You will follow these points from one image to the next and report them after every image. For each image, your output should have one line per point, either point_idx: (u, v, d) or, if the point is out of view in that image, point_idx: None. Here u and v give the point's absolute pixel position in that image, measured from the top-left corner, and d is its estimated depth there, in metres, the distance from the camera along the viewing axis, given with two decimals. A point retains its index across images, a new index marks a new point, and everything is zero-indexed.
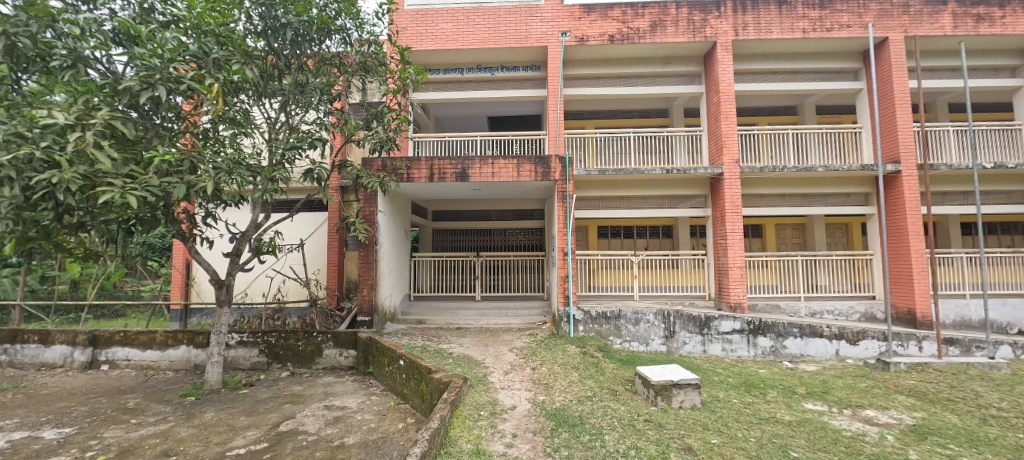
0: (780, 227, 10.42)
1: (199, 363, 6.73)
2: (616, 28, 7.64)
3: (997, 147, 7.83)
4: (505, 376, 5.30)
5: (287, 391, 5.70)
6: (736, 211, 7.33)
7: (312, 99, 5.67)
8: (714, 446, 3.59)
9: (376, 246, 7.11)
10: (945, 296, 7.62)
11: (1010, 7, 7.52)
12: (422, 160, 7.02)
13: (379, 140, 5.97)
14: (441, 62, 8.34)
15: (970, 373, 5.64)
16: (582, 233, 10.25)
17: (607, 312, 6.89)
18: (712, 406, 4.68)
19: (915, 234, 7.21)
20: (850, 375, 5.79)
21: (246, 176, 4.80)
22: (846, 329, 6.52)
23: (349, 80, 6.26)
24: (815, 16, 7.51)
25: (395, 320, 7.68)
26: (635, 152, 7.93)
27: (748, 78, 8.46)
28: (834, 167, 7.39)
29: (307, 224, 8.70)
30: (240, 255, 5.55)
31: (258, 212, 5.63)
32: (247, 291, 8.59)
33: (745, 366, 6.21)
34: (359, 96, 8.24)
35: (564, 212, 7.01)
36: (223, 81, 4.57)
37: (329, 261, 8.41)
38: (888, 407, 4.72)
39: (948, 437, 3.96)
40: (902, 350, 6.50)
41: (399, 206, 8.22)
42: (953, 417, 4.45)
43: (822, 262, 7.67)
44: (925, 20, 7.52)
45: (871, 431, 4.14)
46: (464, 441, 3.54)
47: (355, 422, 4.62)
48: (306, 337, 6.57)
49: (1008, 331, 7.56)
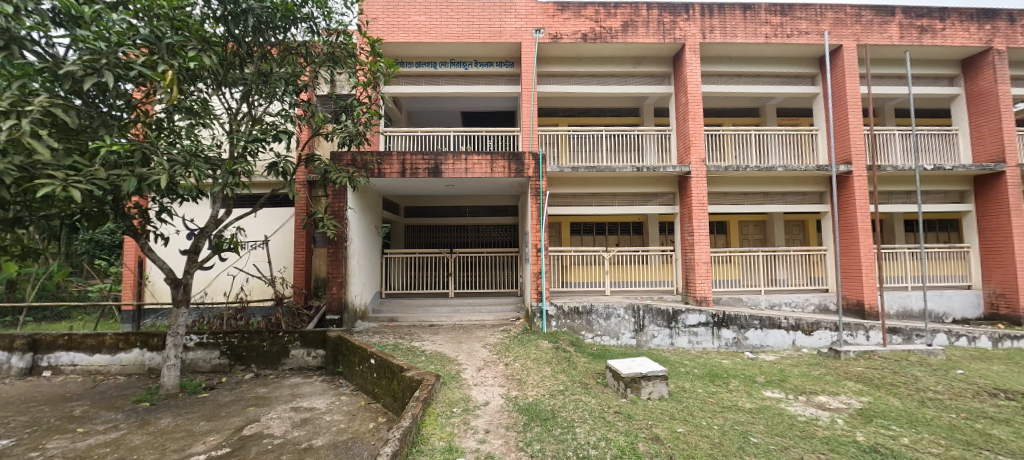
0: (743, 223, 10.88)
1: (154, 367, 6.36)
2: (589, 27, 7.72)
3: (935, 151, 8.46)
4: (478, 373, 5.28)
5: (251, 393, 5.46)
6: (702, 208, 7.59)
7: (277, 90, 5.43)
8: (680, 434, 3.72)
9: (346, 243, 6.93)
10: (890, 288, 8.18)
11: (948, 20, 8.13)
12: (393, 155, 6.86)
13: (348, 135, 5.82)
14: (413, 55, 8.19)
15: (909, 360, 6.09)
16: (556, 230, 10.33)
17: (578, 306, 7.00)
18: (679, 396, 4.84)
19: (864, 231, 7.68)
20: (805, 363, 6.12)
21: (204, 169, 4.57)
22: (802, 321, 6.89)
23: (316, 71, 6.09)
24: (776, 22, 7.85)
25: (366, 319, 7.52)
26: (607, 150, 8.07)
27: (715, 80, 8.76)
28: (793, 167, 7.77)
29: (272, 220, 8.36)
30: (198, 252, 5.27)
31: (218, 207, 5.34)
32: (208, 290, 8.19)
33: (710, 357, 6.44)
34: (327, 88, 7.99)
35: (537, 208, 7.05)
36: (179, 69, 4.31)
37: (296, 259, 8.11)
38: (838, 393, 5.03)
39: (891, 419, 4.26)
40: (851, 339, 6.91)
41: (370, 202, 8.04)
42: (895, 400, 4.79)
43: (781, 257, 8.06)
44: (875, 29, 8.00)
45: (823, 416, 4.40)
46: (436, 439, 3.51)
47: (324, 423, 4.49)
48: (271, 337, 6.34)
49: (945, 320, 8.18)
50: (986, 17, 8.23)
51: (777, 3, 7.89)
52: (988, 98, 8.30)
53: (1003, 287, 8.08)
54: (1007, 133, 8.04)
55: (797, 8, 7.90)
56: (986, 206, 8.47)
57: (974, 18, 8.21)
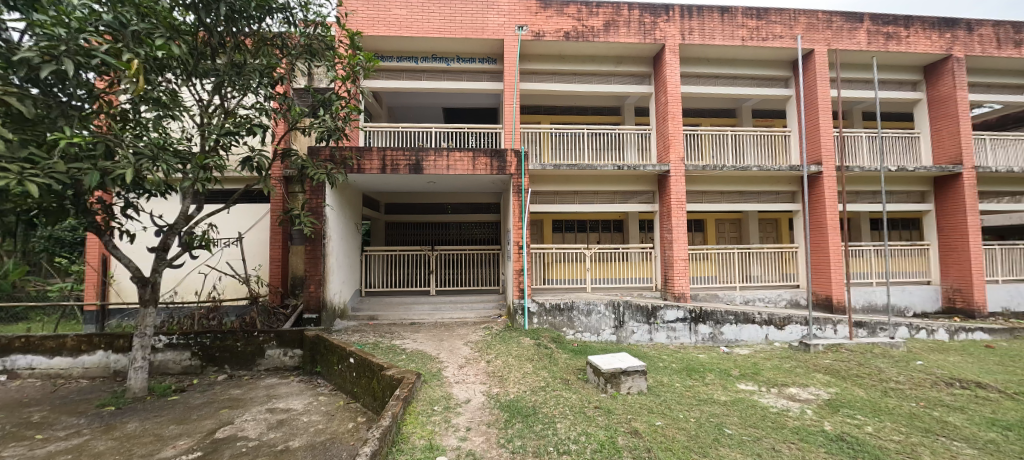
0: (720, 221, 11.17)
1: (120, 369, 6.10)
2: (571, 26, 7.76)
3: (899, 153, 8.87)
4: (459, 370, 5.26)
5: (224, 395, 5.29)
6: (681, 207, 7.76)
7: (251, 82, 5.24)
8: (658, 427, 3.80)
9: (325, 240, 6.79)
10: (857, 284, 8.53)
11: (911, 28, 8.52)
12: (373, 151, 6.74)
13: (327, 130, 5.68)
14: (394, 49, 8.06)
15: (874, 352, 6.38)
16: (538, 227, 10.35)
17: (560, 303, 7.05)
18: (658, 390, 4.94)
19: (833, 229, 7.99)
20: (777, 357, 6.34)
21: (174, 163, 4.36)
22: (775, 316, 7.12)
23: (292, 64, 5.91)
24: (752, 25, 8.06)
25: (346, 317, 7.38)
26: (589, 148, 8.14)
27: (694, 80, 8.93)
28: (767, 167, 8.01)
29: (245, 216, 8.10)
30: (167, 250, 5.05)
31: (189, 203, 5.11)
32: (178, 289, 7.89)
33: (687, 352, 6.59)
34: (304, 81, 7.80)
35: (519, 206, 7.06)
36: (145, 58, 4.09)
37: (272, 256, 7.89)
38: (808, 385, 5.23)
39: (856, 409, 4.46)
40: (820, 333, 7.17)
41: (349, 199, 7.88)
42: (861, 391, 5.00)
43: (755, 255, 8.31)
44: (845, 35, 8.31)
45: (794, 407, 4.56)
46: (416, 437, 3.47)
47: (301, 424, 4.39)
48: (246, 337, 6.15)
49: (906, 313, 8.60)
50: (946, 26, 8.66)
51: (753, 8, 8.11)
52: (948, 103, 8.75)
53: (960, 282, 8.54)
54: (964, 135, 8.54)
55: (772, 12, 8.14)
56: (945, 206, 8.91)
57: (935, 26, 8.62)
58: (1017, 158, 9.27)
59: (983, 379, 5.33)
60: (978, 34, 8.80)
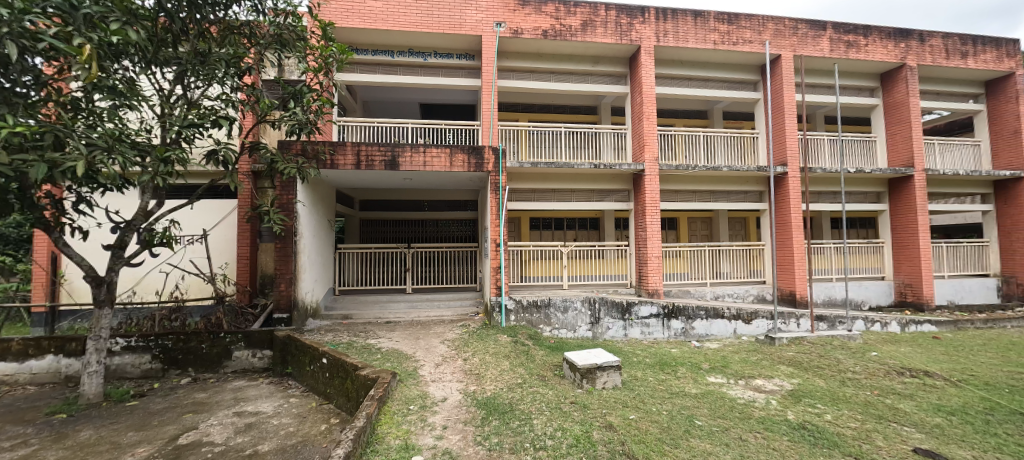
0: (692, 220, 11.50)
1: (72, 374, 5.74)
2: (549, 24, 7.80)
3: (857, 156, 9.37)
4: (436, 369, 5.21)
5: (188, 399, 5.05)
6: (655, 205, 7.95)
7: (216, 72, 4.99)
8: (632, 421, 3.88)
9: (296, 237, 6.58)
10: (819, 280, 8.96)
11: (870, 37, 9.00)
12: (348, 145, 6.57)
13: (297, 123, 5.51)
14: (369, 42, 7.88)
15: (833, 344, 6.74)
16: (515, 225, 10.37)
17: (537, 300, 7.09)
18: (632, 385, 5.05)
19: (797, 227, 8.37)
20: (744, 350, 6.59)
21: (131, 155, 4.11)
22: (742, 311, 7.41)
23: (261, 54, 5.67)
24: (723, 30, 8.32)
25: (318, 317, 7.19)
26: (567, 146, 8.21)
27: (668, 82, 9.14)
28: (736, 167, 8.30)
29: (211, 212, 7.76)
30: (125, 247, 4.76)
31: (148, 198, 4.83)
32: (136, 289, 7.48)
33: (660, 347, 6.75)
34: (274, 72, 7.55)
35: (496, 204, 7.06)
36: (99, 43, 3.82)
37: (239, 254, 7.59)
38: (773, 376, 5.46)
39: (817, 398, 4.69)
40: (785, 327, 7.50)
41: (322, 195, 7.66)
42: (821, 381, 5.26)
43: (725, 252, 8.59)
44: (810, 42, 8.69)
45: (760, 398, 4.75)
46: (391, 438, 3.42)
47: (271, 427, 4.25)
48: (212, 338, 5.90)
49: (862, 307, 9.10)
50: (900, 36, 9.19)
51: (724, 12, 8.38)
52: (902, 109, 9.29)
53: (910, 278, 9.11)
54: (915, 140, 9.11)
55: (742, 18, 8.44)
56: (898, 206, 9.46)
57: (892, 36, 9.13)
58: (961, 162, 9.98)
59: (930, 368, 5.72)
60: (930, 44, 9.37)
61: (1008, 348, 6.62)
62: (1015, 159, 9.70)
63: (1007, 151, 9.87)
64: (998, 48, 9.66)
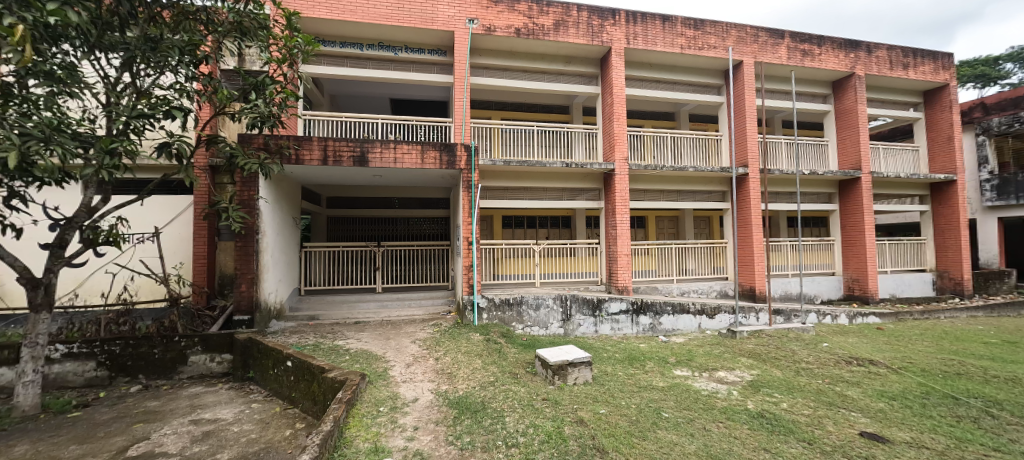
0: (660, 219, 11.88)
1: (5, 385, 5.25)
2: (522, 22, 7.82)
3: (811, 158, 9.93)
4: (407, 369, 5.12)
5: (138, 408, 4.74)
6: (624, 204, 8.14)
7: (169, 59, 4.67)
8: (602, 415, 3.96)
9: (258, 235, 6.30)
10: (776, 276, 9.47)
11: (823, 47, 9.57)
12: (314, 140, 6.35)
13: (259, 116, 5.28)
14: (336, 34, 7.64)
15: (788, 336, 7.13)
16: (489, 223, 10.36)
17: (509, 298, 7.10)
18: (602, 380, 5.16)
19: (756, 226, 8.80)
20: (708, 344, 6.86)
21: (71, 147, 3.78)
22: (706, 306, 7.72)
23: (219, 42, 5.37)
24: (690, 35, 8.62)
25: (283, 318, 6.93)
26: (539, 145, 8.28)
27: (638, 83, 9.36)
28: (701, 167, 8.62)
29: (163, 209, 7.30)
30: (65, 247, 4.39)
31: (91, 193, 4.46)
32: (79, 291, 6.96)
33: (629, 342, 6.93)
34: (233, 62, 7.22)
35: (468, 201, 7.04)
36: (32, 23, 3.47)
37: (196, 254, 7.19)
38: (734, 368, 5.72)
39: (774, 388, 4.95)
40: (746, 321, 7.86)
41: (286, 192, 7.35)
42: (778, 371, 5.56)
43: (690, 250, 8.92)
44: (769, 49, 9.14)
45: (722, 389, 4.96)
46: (361, 440, 3.34)
47: (231, 434, 4.05)
48: (165, 343, 5.57)
49: (815, 300, 9.70)
50: (850, 47, 9.81)
51: (690, 18, 8.68)
52: (851, 115, 9.93)
53: (857, 273, 9.77)
54: (862, 144, 9.76)
55: (707, 24, 8.78)
56: (847, 206, 10.11)
57: (842, 47, 9.74)
58: (903, 165, 10.78)
59: (874, 356, 6.16)
60: (876, 55, 10.05)
61: (940, 336, 7.24)
62: (948, 164, 10.60)
63: (941, 157, 10.77)
64: (935, 61, 10.50)
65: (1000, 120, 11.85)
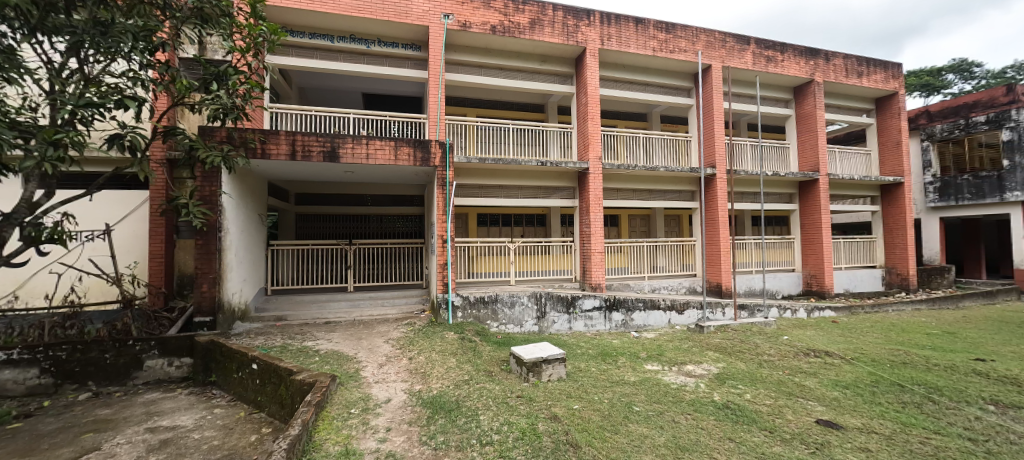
0: (632, 217, 12.17)
1: None
2: (497, 20, 7.80)
3: (774, 161, 10.39)
4: (379, 369, 5.03)
5: (88, 417, 4.44)
6: (597, 203, 8.29)
7: (121, 45, 4.34)
8: (576, 411, 4.02)
9: (220, 233, 6.02)
10: (741, 272, 9.87)
11: (785, 54, 10.04)
12: (281, 134, 6.13)
13: (222, 108, 5.04)
14: (305, 24, 7.40)
15: (752, 330, 7.46)
16: (464, 221, 10.32)
17: (484, 296, 7.09)
18: (576, 376, 5.24)
19: (723, 224, 9.15)
20: (677, 339, 7.09)
21: (7, 137, 3.45)
22: (676, 301, 7.96)
23: (176, 28, 5.05)
24: (661, 38, 8.85)
25: (247, 319, 6.66)
26: (515, 143, 8.30)
27: (612, 84, 9.52)
28: (672, 167, 8.88)
29: (115, 205, 6.87)
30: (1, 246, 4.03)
31: (31, 187, 4.11)
32: (19, 293, 6.46)
33: (602, 338, 7.06)
34: (194, 50, 6.90)
35: (443, 199, 6.99)
36: None
37: (152, 252, 6.80)
38: (701, 362, 5.92)
39: (738, 380, 5.17)
40: (712, 316, 8.17)
41: (250, 187, 7.05)
42: (742, 364, 5.81)
43: (661, 248, 9.18)
44: (736, 55, 9.50)
45: (690, 382, 5.14)
46: (331, 444, 3.26)
47: (190, 442, 3.86)
48: (118, 347, 5.25)
49: (776, 296, 10.18)
50: (810, 55, 10.33)
51: (662, 22, 8.91)
52: (810, 120, 10.48)
53: (815, 270, 10.32)
54: (821, 147, 10.30)
55: (678, 28, 9.03)
56: (805, 206, 10.64)
57: (803, 54, 10.25)
58: (857, 168, 11.46)
59: (829, 348, 6.53)
60: (833, 64, 10.61)
61: (889, 328, 7.76)
62: (897, 167, 11.34)
63: (891, 160, 11.52)
64: (885, 70, 11.20)
65: (942, 127, 12.98)
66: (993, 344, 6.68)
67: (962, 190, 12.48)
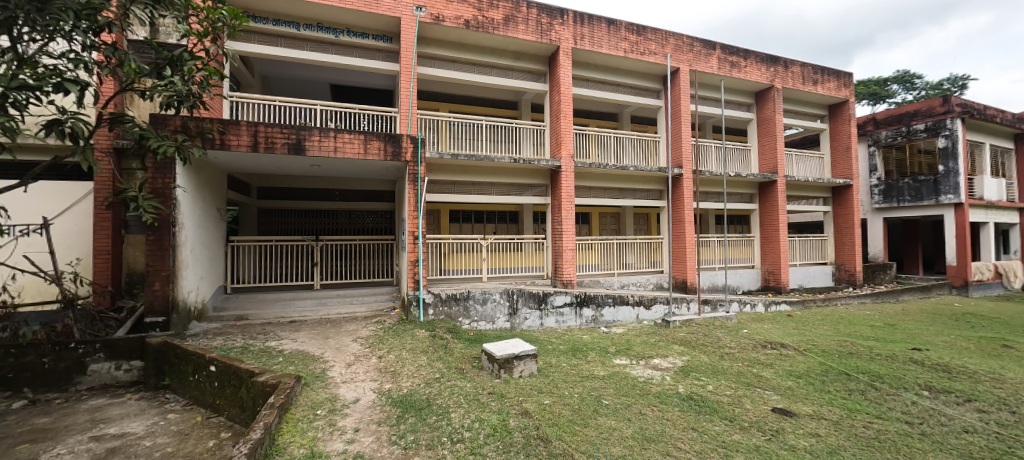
0: (603, 215, 12.45)
1: None
2: (471, 14, 7.74)
3: (737, 162, 10.87)
4: (347, 369, 4.90)
5: (22, 427, 4.09)
6: (569, 201, 8.43)
7: (61, 24, 3.98)
8: (546, 406, 4.08)
9: (174, 228, 5.69)
10: (705, 269, 10.30)
11: (748, 60, 10.49)
12: (242, 124, 5.84)
13: (176, 95, 4.72)
14: (268, 10, 7.08)
15: (714, 324, 7.80)
16: (436, 218, 10.23)
17: (456, 293, 7.08)
18: (546, 371, 5.31)
19: (688, 223, 9.53)
20: (644, 333, 7.32)
21: None
22: (643, 297, 8.23)
23: (125, 8, 4.65)
24: (632, 40, 9.04)
25: (205, 319, 6.35)
26: (489, 140, 8.28)
27: (585, 83, 9.66)
28: (641, 167, 9.14)
29: (55, 197, 6.37)
30: None
31: None
32: None
33: (572, 334, 7.19)
34: (144, 32, 6.47)
35: (414, 196, 6.89)
36: None
37: (97, 248, 6.35)
38: (667, 355, 6.14)
39: (701, 372, 5.39)
40: (678, 311, 8.49)
41: (208, 180, 6.69)
42: (705, 357, 6.07)
43: (630, 245, 9.45)
44: (702, 59, 9.86)
45: (656, 375, 5.31)
46: (295, 447, 3.16)
47: (141, 450, 3.64)
48: (58, 350, 4.88)
49: (738, 291, 10.68)
50: (770, 62, 10.86)
51: (633, 24, 9.12)
52: (770, 124, 11.02)
53: (773, 266, 10.89)
54: (778, 150, 10.86)
55: (648, 31, 9.26)
56: (765, 206, 11.21)
57: (764, 61, 10.76)
58: (811, 171, 12.17)
59: (784, 340, 6.92)
60: (791, 71, 11.19)
61: (838, 321, 8.30)
62: (847, 170, 12.12)
63: (842, 163, 12.29)
64: (838, 79, 11.93)
65: (886, 133, 13.95)
66: (928, 335, 7.28)
67: (903, 193, 13.47)
